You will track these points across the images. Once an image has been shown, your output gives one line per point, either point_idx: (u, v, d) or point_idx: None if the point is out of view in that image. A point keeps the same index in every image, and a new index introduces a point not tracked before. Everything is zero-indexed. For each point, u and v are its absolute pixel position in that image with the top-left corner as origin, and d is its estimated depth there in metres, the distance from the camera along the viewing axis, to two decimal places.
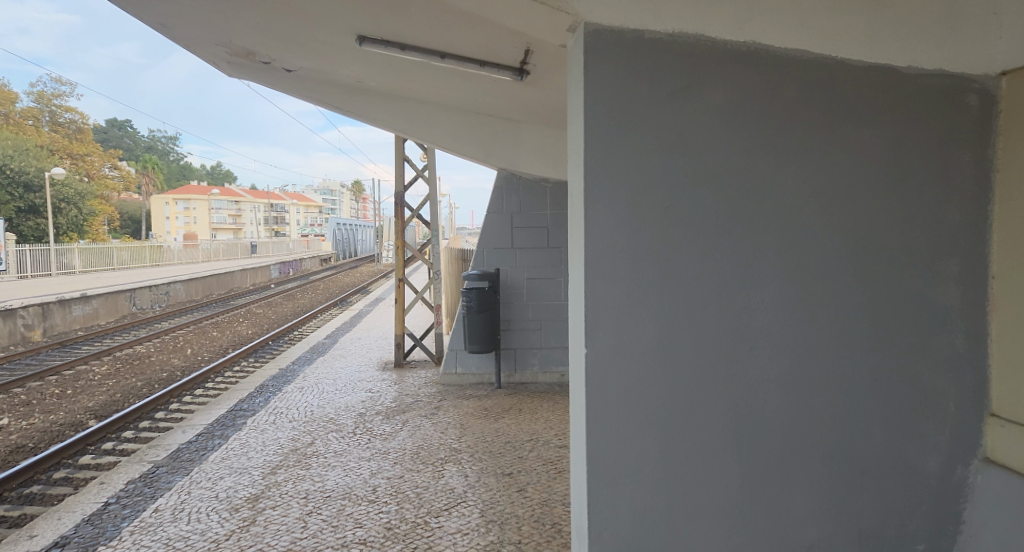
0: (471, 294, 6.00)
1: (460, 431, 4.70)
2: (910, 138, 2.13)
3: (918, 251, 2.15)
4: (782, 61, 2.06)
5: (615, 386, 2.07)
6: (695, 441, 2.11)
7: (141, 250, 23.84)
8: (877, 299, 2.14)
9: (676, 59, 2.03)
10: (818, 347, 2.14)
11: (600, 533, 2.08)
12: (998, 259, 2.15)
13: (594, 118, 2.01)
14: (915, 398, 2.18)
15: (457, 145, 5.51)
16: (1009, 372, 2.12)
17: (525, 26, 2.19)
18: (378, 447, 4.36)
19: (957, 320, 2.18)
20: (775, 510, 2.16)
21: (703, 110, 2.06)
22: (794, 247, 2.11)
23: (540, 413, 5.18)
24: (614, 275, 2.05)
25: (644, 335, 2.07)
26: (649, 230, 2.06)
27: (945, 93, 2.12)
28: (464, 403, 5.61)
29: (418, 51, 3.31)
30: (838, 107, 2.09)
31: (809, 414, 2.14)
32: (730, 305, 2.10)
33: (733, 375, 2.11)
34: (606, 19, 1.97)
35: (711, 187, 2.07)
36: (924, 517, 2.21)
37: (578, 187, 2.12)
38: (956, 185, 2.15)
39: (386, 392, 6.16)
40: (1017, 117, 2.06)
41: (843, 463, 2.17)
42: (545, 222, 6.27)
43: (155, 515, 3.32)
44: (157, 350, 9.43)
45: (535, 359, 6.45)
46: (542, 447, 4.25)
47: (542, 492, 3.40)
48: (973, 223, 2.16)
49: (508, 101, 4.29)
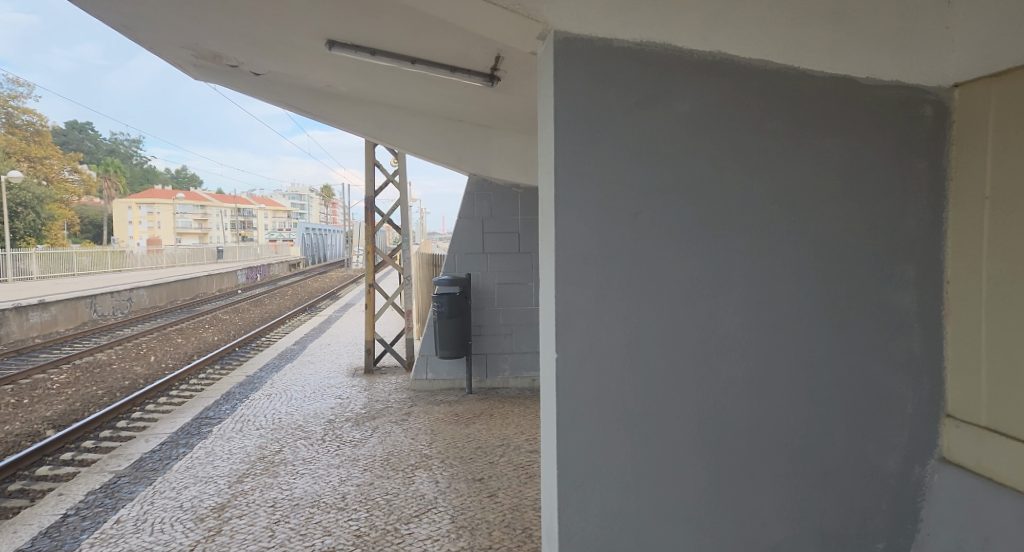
0: (442, 299, 5.97)
1: (431, 437, 4.67)
2: (869, 147, 2.19)
3: (878, 255, 2.21)
4: (746, 70, 2.11)
5: (586, 389, 2.09)
6: (663, 444, 2.14)
7: (104, 256, 23.17)
8: (838, 304, 2.20)
9: (643, 67, 2.07)
10: (783, 350, 2.18)
11: (570, 536, 2.10)
12: (954, 264, 2.21)
13: (563, 123, 2.03)
14: (875, 399, 2.24)
15: (427, 151, 5.48)
16: (963, 374, 2.19)
17: (494, 31, 2.19)
18: (347, 454, 4.31)
19: (915, 324, 2.24)
20: (741, 511, 2.19)
21: (669, 120, 2.09)
22: (759, 251, 2.15)
23: (510, 418, 5.19)
24: (584, 281, 2.08)
25: (615, 340, 2.10)
26: (620, 235, 2.09)
27: (901, 104, 2.18)
28: (435, 409, 5.58)
29: (388, 56, 3.29)
30: (800, 115, 2.14)
31: (774, 416, 2.19)
32: (696, 310, 2.14)
33: (701, 379, 2.15)
34: (575, 27, 2.01)
35: (680, 193, 2.11)
36: (884, 515, 2.26)
37: (548, 194, 2.15)
38: (913, 193, 2.21)
39: (356, 399, 6.10)
40: (969, 127, 2.13)
41: (807, 463, 2.22)
42: (516, 229, 6.28)
43: (116, 526, 3.23)
44: (120, 357, 9.21)
45: (506, 364, 6.45)
46: (513, 452, 4.25)
47: (512, 498, 3.40)
48: (929, 230, 2.23)
49: (478, 107, 4.30)
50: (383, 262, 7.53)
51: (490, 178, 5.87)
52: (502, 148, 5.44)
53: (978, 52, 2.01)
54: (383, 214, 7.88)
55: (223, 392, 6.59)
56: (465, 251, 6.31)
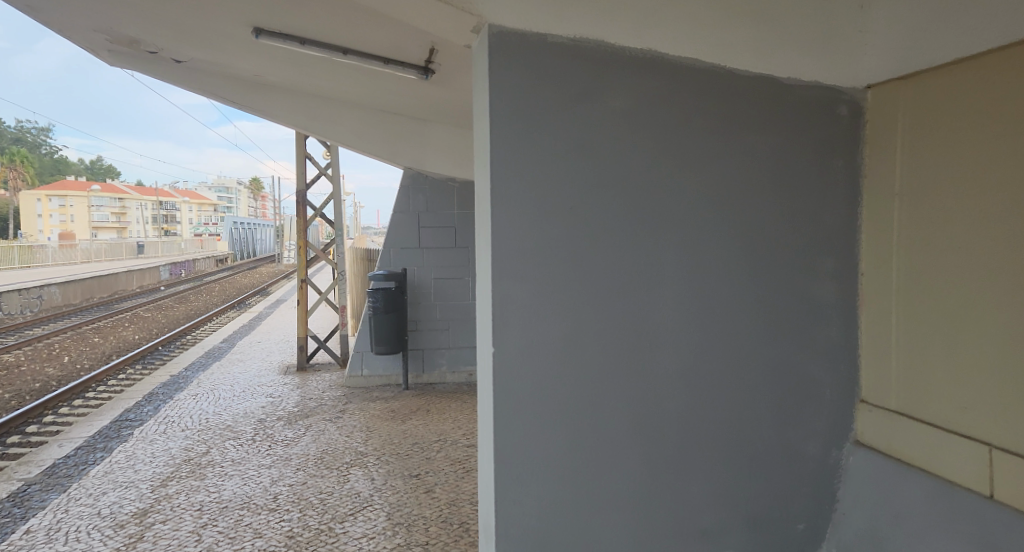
0: (377, 295, 5.90)
1: (366, 434, 4.62)
2: (792, 145, 2.27)
3: (800, 248, 2.31)
4: (677, 68, 2.15)
5: (523, 383, 2.10)
6: (598, 434, 2.17)
7: (9, 251, 21.56)
8: (763, 296, 2.28)
9: (577, 63, 2.08)
10: (711, 341, 2.25)
11: (507, 530, 2.10)
12: (869, 257, 2.31)
13: (498, 117, 2.03)
14: (797, 387, 2.34)
15: (362, 144, 5.44)
16: (876, 361, 2.31)
17: (429, 24, 2.17)
18: (279, 454, 4.22)
19: (834, 315, 2.35)
20: (672, 498, 2.25)
21: (602, 116, 2.11)
22: (689, 245, 2.21)
23: (448, 413, 5.19)
24: (520, 275, 2.08)
25: (550, 333, 2.12)
26: (555, 230, 2.10)
27: (820, 104, 2.28)
28: (370, 405, 5.53)
29: (319, 46, 3.21)
30: (728, 113, 2.20)
31: (703, 405, 2.25)
32: (628, 302, 2.17)
33: (634, 370, 2.19)
34: (509, 22, 2.00)
35: (612, 188, 2.14)
36: (805, 497, 2.37)
37: (484, 189, 2.15)
38: (831, 190, 2.31)
39: (288, 397, 5.96)
40: (881, 126, 2.24)
41: (734, 450, 2.29)
42: (452, 223, 6.27)
43: (26, 536, 3.06)
44: (28, 359, 8.67)
45: (443, 360, 6.44)
46: (450, 447, 4.25)
47: (450, 492, 3.40)
48: (846, 225, 2.34)
49: (414, 99, 4.23)
50: (315, 257, 7.38)
51: (425, 171, 5.85)
52: (438, 142, 5.40)
53: (883, 55, 2.12)
54: (316, 208, 7.72)
55: (144, 393, 6.33)
56: (400, 245, 6.25)
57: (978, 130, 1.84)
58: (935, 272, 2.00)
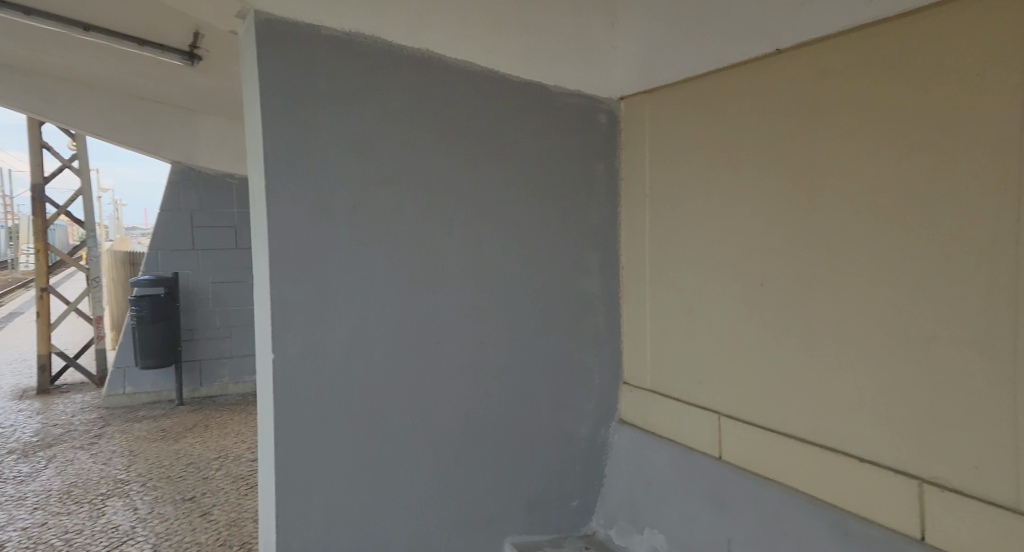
0: (142, 303, 5.56)
1: (129, 459, 4.24)
2: (560, 147, 2.45)
3: (568, 244, 2.49)
4: (450, 70, 2.20)
5: (302, 387, 2.00)
6: (383, 433, 2.14)
7: None
8: (538, 288, 2.43)
9: (350, 58, 2.04)
10: (490, 333, 2.33)
11: (286, 542, 2.00)
12: (627, 252, 2.57)
13: (267, 109, 1.92)
14: (570, 373, 2.52)
15: (119, 133, 5.21)
16: (633, 347, 2.56)
17: (186, 4, 1.99)
18: (12, 493, 3.67)
19: (600, 305, 2.57)
20: (456, 488, 2.30)
21: (375, 110, 2.09)
22: (467, 241, 2.27)
23: (227, 426, 5.03)
24: (297, 275, 1.98)
25: (331, 334, 2.04)
26: (335, 227, 2.04)
27: (583, 112, 2.48)
28: (136, 427, 5.12)
29: (49, 19, 2.94)
30: (500, 116, 2.31)
31: (484, 395, 2.33)
32: (410, 299, 2.18)
33: (418, 366, 2.20)
34: (274, 9, 1.90)
35: (389, 184, 2.12)
36: (577, 475, 2.56)
37: (258, 184, 2.01)
38: (596, 191, 2.53)
39: (25, 426, 5.27)
40: (634, 134, 2.50)
41: (513, 436, 2.40)
42: (233, 223, 6.14)
43: None
44: None
45: (225, 371, 6.27)
46: (231, 463, 4.09)
47: (228, 512, 3.26)
48: (608, 223, 2.57)
49: (186, 87, 4.22)
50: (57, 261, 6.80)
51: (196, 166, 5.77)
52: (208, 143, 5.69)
53: (632, 69, 2.41)
54: (59, 206, 6.95)
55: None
56: (170, 248, 6.00)
57: (708, 138, 2.14)
58: (678, 264, 2.28)
